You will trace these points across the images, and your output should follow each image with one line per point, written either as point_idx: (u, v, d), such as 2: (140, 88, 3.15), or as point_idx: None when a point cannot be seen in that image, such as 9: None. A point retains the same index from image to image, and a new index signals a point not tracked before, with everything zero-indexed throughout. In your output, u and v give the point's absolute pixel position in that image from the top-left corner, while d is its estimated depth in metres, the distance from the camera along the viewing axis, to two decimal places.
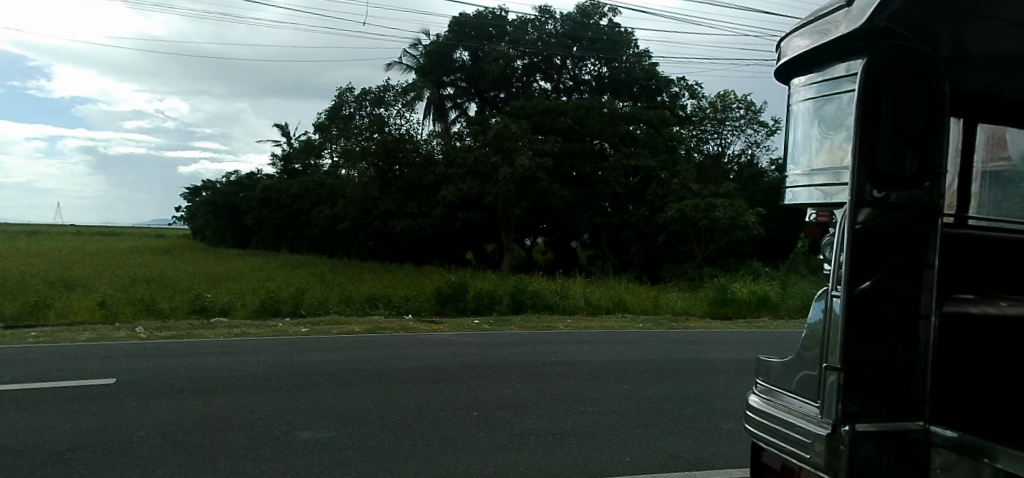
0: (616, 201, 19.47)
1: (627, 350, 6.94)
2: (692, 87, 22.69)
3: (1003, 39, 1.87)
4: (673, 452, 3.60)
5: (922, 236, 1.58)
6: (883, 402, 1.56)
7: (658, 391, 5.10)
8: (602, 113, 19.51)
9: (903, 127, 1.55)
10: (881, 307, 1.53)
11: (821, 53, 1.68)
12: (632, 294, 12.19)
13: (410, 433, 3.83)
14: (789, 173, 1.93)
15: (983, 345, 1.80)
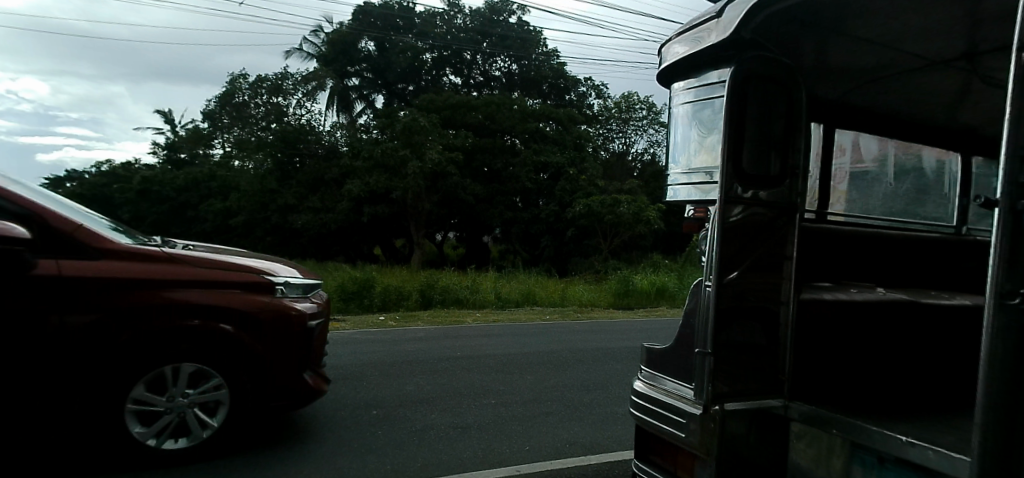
0: (526, 195, 20.00)
1: (531, 342, 7.10)
2: (599, 87, 23.53)
3: (853, 54, 2.09)
4: (571, 438, 3.75)
5: (780, 231, 1.83)
6: (744, 382, 1.77)
7: (559, 380, 5.26)
8: (512, 110, 19.85)
9: (765, 135, 1.79)
10: (743, 294, 1.75)
11: (695, 60, 1.79)
12: (540, 287, 12.50)
13: (299, 434, 3.71)
14: (671, 171, 2.05)
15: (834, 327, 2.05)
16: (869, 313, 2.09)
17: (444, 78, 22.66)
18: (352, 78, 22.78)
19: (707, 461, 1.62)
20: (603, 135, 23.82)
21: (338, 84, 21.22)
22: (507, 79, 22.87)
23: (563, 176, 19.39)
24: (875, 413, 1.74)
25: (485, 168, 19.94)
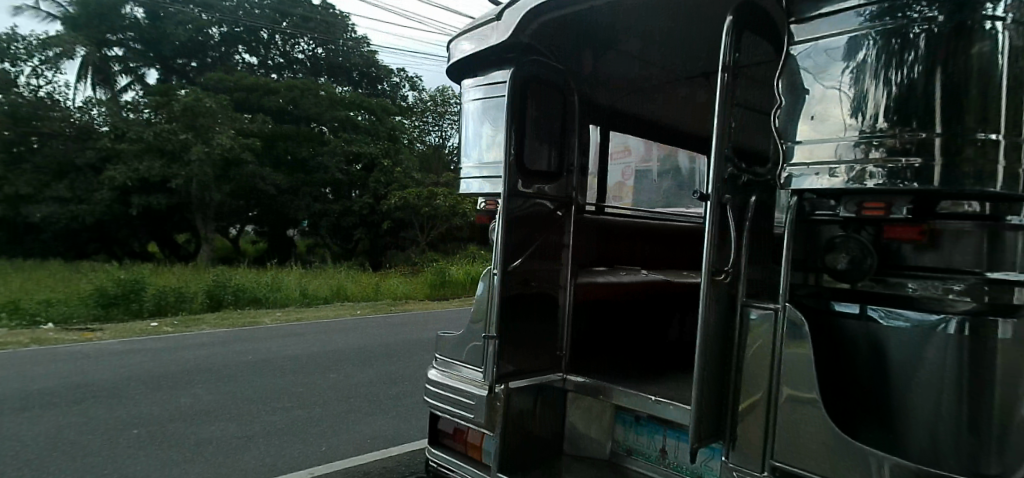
0: (338, 187, 19.28)
1: (333, 340, 6.92)
2: (414, 80, 23.42)
3: (617, 66, 2.40)
4: (373, 433, 3.82)
5: (557, 220, 2.08)
6: (527, 360, 1.97)
7: (362, 376, 5.25)
8: (319, 96, 19.03)
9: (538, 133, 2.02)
10: (523, 279, 1.92)
11: (480, 58, 1.88)
12: (352, 282, 12.17)
13: (33, 470, 3.18)
14: (464, 164, 2.12)
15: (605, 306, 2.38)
16: (631, 295, 2.51)
17: (236, 55, 20.60)
18: (112, 47, 18.93)
19: (493, 436, 1.78)
20: (419, 128, 23.22)
21: (93, 53, 17.71)
22: (311, 63, 21.66)
23: (377, 168, 19.01)
24: (631, 376, 2.04)
25: (290, 156, 18.65)
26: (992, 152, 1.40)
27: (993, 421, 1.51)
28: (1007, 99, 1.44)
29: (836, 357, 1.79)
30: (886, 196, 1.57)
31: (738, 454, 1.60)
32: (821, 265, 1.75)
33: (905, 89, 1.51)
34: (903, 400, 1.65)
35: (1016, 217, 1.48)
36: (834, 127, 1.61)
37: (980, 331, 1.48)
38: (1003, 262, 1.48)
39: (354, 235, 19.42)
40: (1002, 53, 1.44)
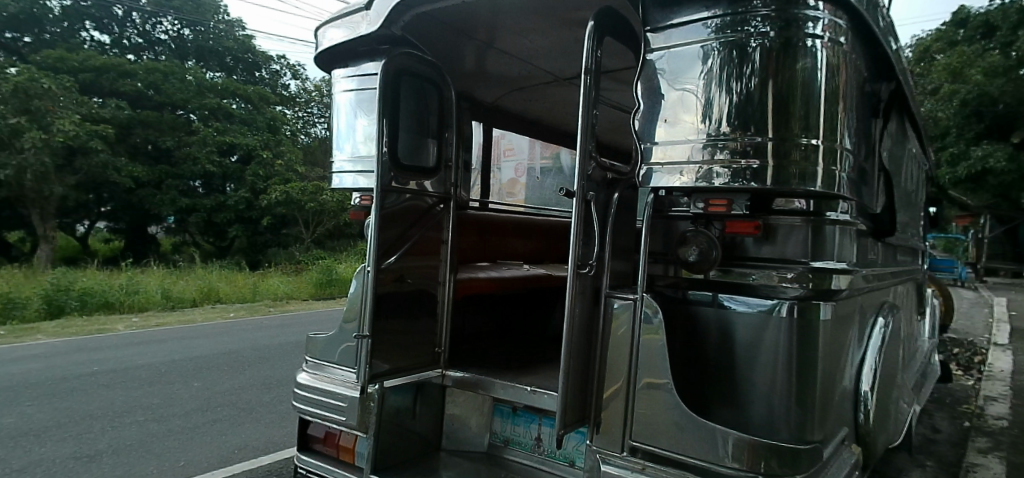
0: (210, 181, 17.83)
1: (197, 345, 6.41)
2: (295, 67, 22.08)
3: (494, 64, 2.47)
4: (239, 442, 3.62)
5: (433, 215, 2.10)
6: (402, 358, 1.95)
7: (231, 382, 4.94)
8: (184, 80, 17.30)
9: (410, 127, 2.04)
10: (397, 276, 1.90)
11: (350, 48, 1.84)
12: (223, 282, 11.32)
13: None
14: (335, 158, 2.03)
15: (481, 299, 2.47)
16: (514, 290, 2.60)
17: (81, 31, 17.80)
18: None
19: (367, 437, 1.74)
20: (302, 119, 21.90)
21: None
22: (176, 44, 19.42)
23: (255, 160, 17.90)
24: (512, 368, 2.11)
25: (151, 145, 16.84)
26: (812, 155, 1.67)
27: (812, 389, 1.79)
28: (823, 110, 1.70)
29: (691, 344, 1.97)
30: (727, 195, 1.77)
31: (602, 437, 1.71)
32: (676, 258, 1.89)
33: (744, 97, 1.69)
34: (744, 378, 1.86)
35: (828, 214, 1.82)
36: (687, 130, 1.76)
37: (806, 311, 1.78)
38: (822, 252, 1.80)
39: (228, 233, 18.51)
40: (818, 69, 1.69)
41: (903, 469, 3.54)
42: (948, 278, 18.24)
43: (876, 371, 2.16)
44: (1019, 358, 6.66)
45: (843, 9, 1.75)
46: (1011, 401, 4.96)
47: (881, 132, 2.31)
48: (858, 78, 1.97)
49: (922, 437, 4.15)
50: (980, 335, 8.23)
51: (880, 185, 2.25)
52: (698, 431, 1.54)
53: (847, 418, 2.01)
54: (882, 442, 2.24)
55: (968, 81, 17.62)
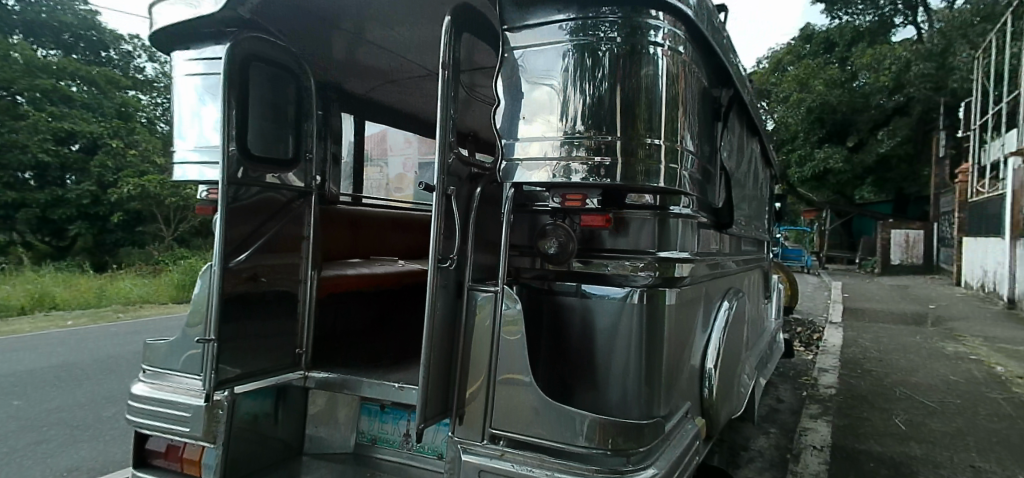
0: (47, 173, 15.71)
1: (21, 359, 5.64)
2: (151, 49, 20.08)
3: (360, 55, 2.45)
4: (74, 464, 3.26)
5: (293, 210, 2.08)
6: (257, 361, 1.90)
7: (65, 399, 4.43)
8: (10, 57, 15.02)
9: (264, 116, 1.99)
10: (250, 274, 1.84)
11: (193, 29, 1.73)
12: (62, 288, 10.03)
13: None
14: (178, 146, 1.92)
15: (352, 296, 2.46)
16: (380, 285, 2.65)
17: None
18: None
19: (215, 447, 1.71)
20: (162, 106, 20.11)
21: None
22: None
23: (104, 150, 16.03)
24: (383, 364, 2.09)
25: None
26: (656, 154, 1.85)
27: (658, 368, 2.00)
28: (665, 114, 1.88)
29: (555, 333, 2.09)
30: (582, 189, 1.90)
31: (464, 428, 1.75)
32: (537, 251, 2.01)
33: (596, 98, 1.81)
34: (601, 362, 2.00)
35: (672, 209, 2.04)
36: (545, 126, 1.83)
37: (653, 296, 1.97)
38: (666, 244, 2.02)
39: (67, 230, 16.38)
40: (660, 76, 1.86)
41: (751, 436, 4.03)
42: (797, 266, 20.62)
43: (718, 349, 2.50)
44: (845, 334, 7.71)
45: (682, 22, 1.93)
46: (837, 371, 5.75)
47: (721, 134, 2.57)
48: (698, 86, 2.19)
49: (768, 408, 4.69)
50: (815, 315, 9.43)
51: (720, 183, 2.51)
52: (554, 414, 1.64)
53: (688, 392, 2.28)
54: (726, 415, 2.55)
55: (812, 91, 19.90)
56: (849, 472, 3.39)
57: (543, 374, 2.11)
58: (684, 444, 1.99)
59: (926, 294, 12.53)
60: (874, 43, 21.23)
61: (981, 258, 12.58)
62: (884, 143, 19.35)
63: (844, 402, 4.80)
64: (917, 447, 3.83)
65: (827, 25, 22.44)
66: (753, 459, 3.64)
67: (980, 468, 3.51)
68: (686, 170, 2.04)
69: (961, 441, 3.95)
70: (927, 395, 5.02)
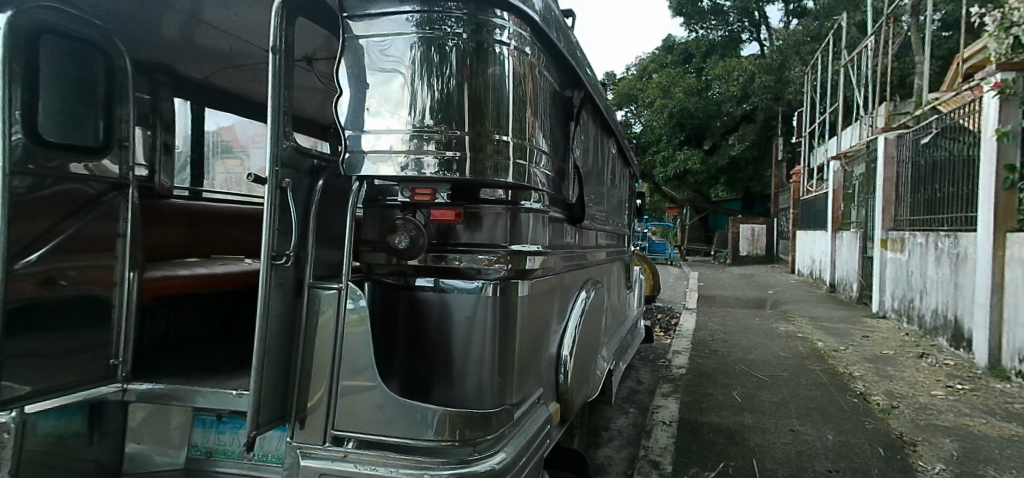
0: None
1: None
2: None
3: (191, 31, 2.33)
4: None
5: (103, 203, 1.95)
6: (60, 376, 1.75)
7: None
8: None
9: (60, 95, 1.85)
10: (44, 278, 1.69)
11: None
12: None
13: None
14: None
15: (174, 300, 2.35)
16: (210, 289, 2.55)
17: None
18: None
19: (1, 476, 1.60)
20: None
21: None
22: None
23: None
24: (219, 371, 1.99)
25: None
26: (503, 150, 1.95)
27: (511, 358, 2.06)
28: (511, 112, 1.98)
29: (412, 328, 2.06)
30: (431, 184, 1.97)
31: (304, 432, 1.69)
32: (385, 245, 2.01)
33: (444, 94, 1.83)
34: (458, 354, 2.01)
35: (523, 203, 2.13)
36: (392, 119, 1.82)
37: (506, 289, 2.02)
38: (519, 237, 2.10)
39: None
40: (506, 75, 1.94)
41: (612, 417, 4.43)
42: (662, 259, 22.39)
43: (575, 338, 2.65)
44: (698, 319, 8.54)
45: (526, 23, 2.03)
46: (689, 353, 6.37)
47: (574, 133, 2.80)
48: (546, 84, 2.34)
49: (628, 390, 5.09)
50: (675, 302, 10.35)
51: (572, 181, 2.79)
52: (400, 410, 1.65)
53: (543, 379, 2.39)
54: (579, 399, 2.74)
55: (672, 97, 22.19)
56: (692, 444, 3.84)
57: (399, 370, 2.09)
58: (532, 430, 2.08)
59: (767, 281, 14.23)
60: (726, 56, 23.85)
61: (809, 248, 14.56)
62: (734, 146, 21.71)
63: (692, 380, 5.33)
64: (750, 416, 4.38)
65: (686, 37, 24.98)
66: (613, 438, 4.05)
67: (797, 431, 4.11)
68: (532, 167, 2.17)
69: (784, 408, 4.58)
70: (761, 369, 5.73)
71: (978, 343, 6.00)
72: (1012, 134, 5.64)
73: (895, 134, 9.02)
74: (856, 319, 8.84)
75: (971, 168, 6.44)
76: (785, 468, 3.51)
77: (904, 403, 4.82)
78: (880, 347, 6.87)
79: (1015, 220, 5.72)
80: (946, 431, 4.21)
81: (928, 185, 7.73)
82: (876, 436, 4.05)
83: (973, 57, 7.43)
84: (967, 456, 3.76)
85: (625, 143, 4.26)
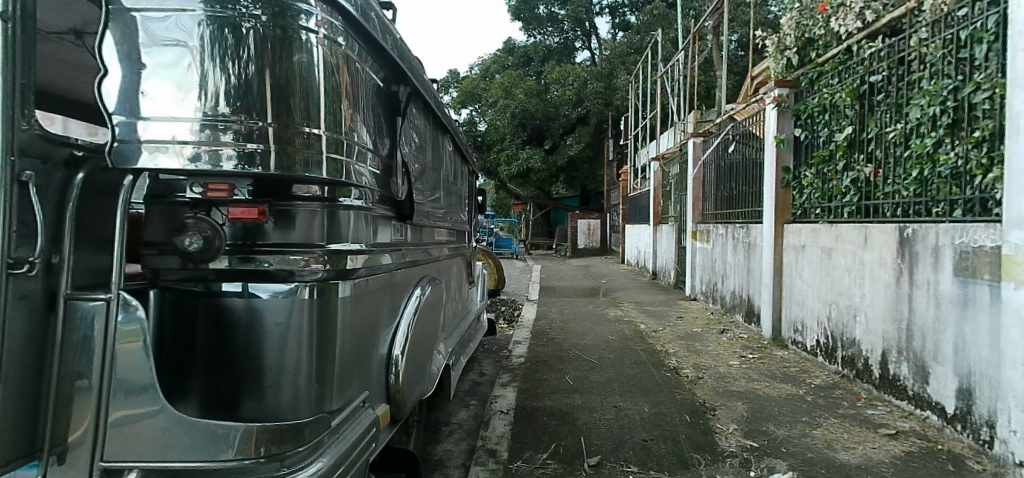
0: None
1: None
2: None
3: None
4: None
5: None
6: None
7: None
8: None
9: None
10: None
11: None
12: None
13: None
14: None
15: None
16: None
17: None
18: None
19: None
20: None
21: None
22: None
23: None
24: None
25: None
26: (315, 144, 1.88)
27: (331, 363, 1.96)
28: (323, 104, 1.93)
29: (214, 338, 1.86)
30: (228, 180, 1.83)
31: (63, 468, 1.56)
32: (172, 247, 1.83)
33: (241, 79, 1.76)
34: (270, 364, 1.86)
35: (342, 200, 2.04)
36: (179, 105, 1.70)
37: (324, 292, 1.91)
38: (337, 236, 1.99)
39: None
40: (315, 64, 1.89)
41: (453, 411, 4.50)
42: (508, 253, 23.30)
43: (407, 337, 2.60)
44: (538, 309, 9.03)
45: (338, 11, 2.01)
46: (529, 342, 6.69)
47: (401, 129, 2.81)
48: (365, 78, 2.31)
49: (470, 382, 5.21)
50: (518, 295, 10.81)
51: (400, 176, 2.78)
52: (190, 431, 1.63)
53: (370, 381, 2.31)
54: (412, 398, 2.70)
55: (514, 98, 23.38)
56: (527, 428, 4.04)
57: (198, 385, 1.87)
58: (355, 436, 2.01)
59: (601, 271, 15.47)
60: (562, 62, 25.50)
61: (635, 240, 16.14)
62: (572, 147, 23.29)
63: (530, 368, 5.61)
64: (579, 397, 4.72)
65: (525, 41, 26.26)
66: (453, 432, 4.12)
67: (620, 407, 4.53)
68: (352, 163, 2.12)
69: (609, 387, 5.03)
70: (591, 353, 6.21)
71: (765, 318, 7.13)
72: (787, 140, 6.77)
73: (702, 140, 10.40)
74: (673, 302, 10.01)
75: (758, 170, 7.59)
76: (608, 442, 3.85)
77: (707, 374, 5.56)
78: (690, 326, 7.85)
79: (790, 212, 6.78)
80: (738, 395, 4.94)
81: (726, 184, 8.98)
82: (684, 405, 4.62)
83: (758, 74, 8.73)
84: (753, 415, 4.45)
85: (459, 138, 4.34)
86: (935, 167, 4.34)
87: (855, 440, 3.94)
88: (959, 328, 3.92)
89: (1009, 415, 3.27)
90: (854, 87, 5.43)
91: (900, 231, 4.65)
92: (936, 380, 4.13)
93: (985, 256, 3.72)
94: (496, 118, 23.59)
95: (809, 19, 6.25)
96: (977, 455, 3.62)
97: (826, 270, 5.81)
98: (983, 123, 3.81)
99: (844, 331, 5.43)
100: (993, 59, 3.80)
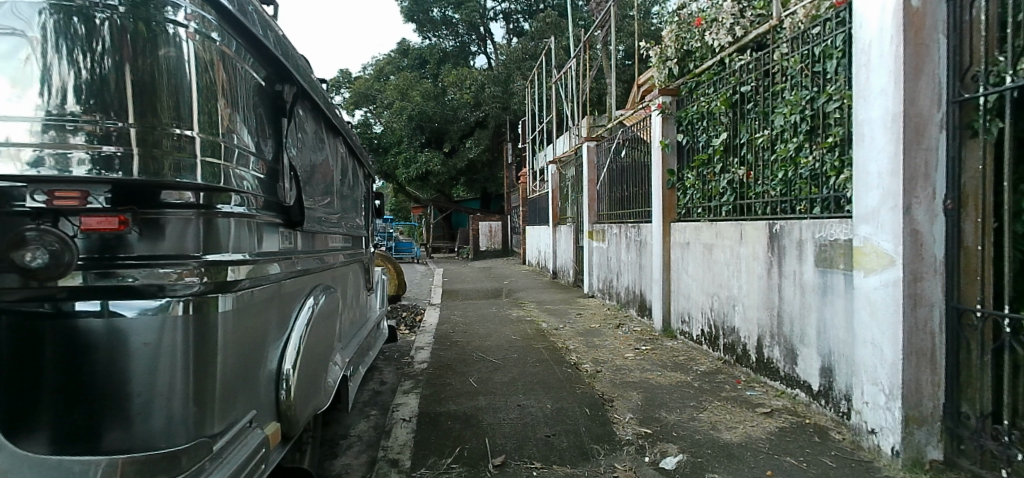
0: None
1: None
2: None
3: None
4: None
5: None
6: None
7: None
8: None
9: None
10: None
11: None
12: None
13: None
14: None
15: None
16: None
17: None
18: None
19: None
20: None
21: None
22: None
23: None
24: None
25: None
26: (187, 146, 1.81)
27: (211, 384, 1.81)
28: (195, 103, 1.87)
29: (67, 366, 1.65)
30: (79, 186, 1.65)
31: None
32: (9, 264, 1.59)
33: (95, 74, 1.70)
34: (138, 389, 1.68)
35: (219, 207, 1.90)
36: (15, 102, 1.65)
37: (201, 306, 1.77)
38: (214, 245, 1.84)
39: None
40: (185, 60, 1.83)
41: (352, 423, 4.37)
42: (410, 257, 22.95)
43: (299, 349, 2.46)
44: (440, 313, 9.00)
45: (208, 5, 1.94)
46: (432, 347, 6.64)
47: (287, 130, 2.68)
48: (244, 78, 2.20)
49: (371, 392, 5.09)
50: (421, 299, 10.70)
51: (287, 181, 2.65)
52: (35, 469, 1.54)
53: (257, 398, 2.16)
54: (306, 412, 2.56)
55: (410, 100, 23.24)
56: (430, 434, 4.01)
57: (47, 418, 1.66)
58: (241, 459, 1.88)
59: (504, 272, 15.66)
60: (459, 65, 25.56)
61: (536, 241, 16.57)
62: (472, 150, 23.36)
63: (433, 373, 5.56)
64: (484, 399, 4.75)
65: (421, 43, 26.05)
66: (352, 445, 4.00)
67: (524, 405, 4.63)
68: (231, 166, 2.02)
69: (513, 386, 5.13)
70: (495, 354, 6.29)
71: (656, 310, 7.62)
72: (671, 145, 7.26)
73: (595, 143, 10.89)
74: (573, 299, 10.37)
75: (646, 173, 8.09)
76: (512, 440, 3.93)
77: (604, 367, 5.85)
78: (589, 322, 8.21)
79: (676, 212, 7.27)
80: (632, 384, 5.25)
81: (618, 186, 9.49)
82: (584, 398, 4.82)
83: (644, 83, 9.26)
84: (647, 403, 4.74)
85: (353, 140, 4.22)
86: (797, 168, 4.88)
87: (734, 420, 4.33)
88: (820, 312, 4.42)
89: (862, 388, 3.73)
90: (727, 96, 5.96)
91: (770, 227, 5.16)
92: (803, 360, 4.63)
93: (839, 248, 4.21)
94: (393, 120, 23.32)
95: (688, 33, 6.68)
96: (838, 426, 4.13)
97: (708, 265, 6.31)
98: (835, 130, 4.32)
99: (724, 319, 5.94)
100: (841, 73, 4.31)
